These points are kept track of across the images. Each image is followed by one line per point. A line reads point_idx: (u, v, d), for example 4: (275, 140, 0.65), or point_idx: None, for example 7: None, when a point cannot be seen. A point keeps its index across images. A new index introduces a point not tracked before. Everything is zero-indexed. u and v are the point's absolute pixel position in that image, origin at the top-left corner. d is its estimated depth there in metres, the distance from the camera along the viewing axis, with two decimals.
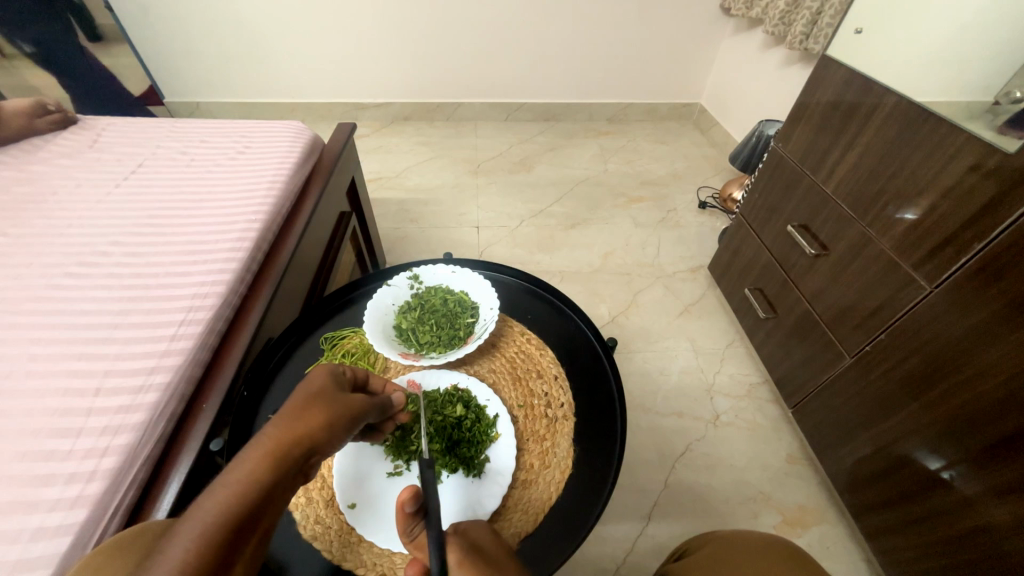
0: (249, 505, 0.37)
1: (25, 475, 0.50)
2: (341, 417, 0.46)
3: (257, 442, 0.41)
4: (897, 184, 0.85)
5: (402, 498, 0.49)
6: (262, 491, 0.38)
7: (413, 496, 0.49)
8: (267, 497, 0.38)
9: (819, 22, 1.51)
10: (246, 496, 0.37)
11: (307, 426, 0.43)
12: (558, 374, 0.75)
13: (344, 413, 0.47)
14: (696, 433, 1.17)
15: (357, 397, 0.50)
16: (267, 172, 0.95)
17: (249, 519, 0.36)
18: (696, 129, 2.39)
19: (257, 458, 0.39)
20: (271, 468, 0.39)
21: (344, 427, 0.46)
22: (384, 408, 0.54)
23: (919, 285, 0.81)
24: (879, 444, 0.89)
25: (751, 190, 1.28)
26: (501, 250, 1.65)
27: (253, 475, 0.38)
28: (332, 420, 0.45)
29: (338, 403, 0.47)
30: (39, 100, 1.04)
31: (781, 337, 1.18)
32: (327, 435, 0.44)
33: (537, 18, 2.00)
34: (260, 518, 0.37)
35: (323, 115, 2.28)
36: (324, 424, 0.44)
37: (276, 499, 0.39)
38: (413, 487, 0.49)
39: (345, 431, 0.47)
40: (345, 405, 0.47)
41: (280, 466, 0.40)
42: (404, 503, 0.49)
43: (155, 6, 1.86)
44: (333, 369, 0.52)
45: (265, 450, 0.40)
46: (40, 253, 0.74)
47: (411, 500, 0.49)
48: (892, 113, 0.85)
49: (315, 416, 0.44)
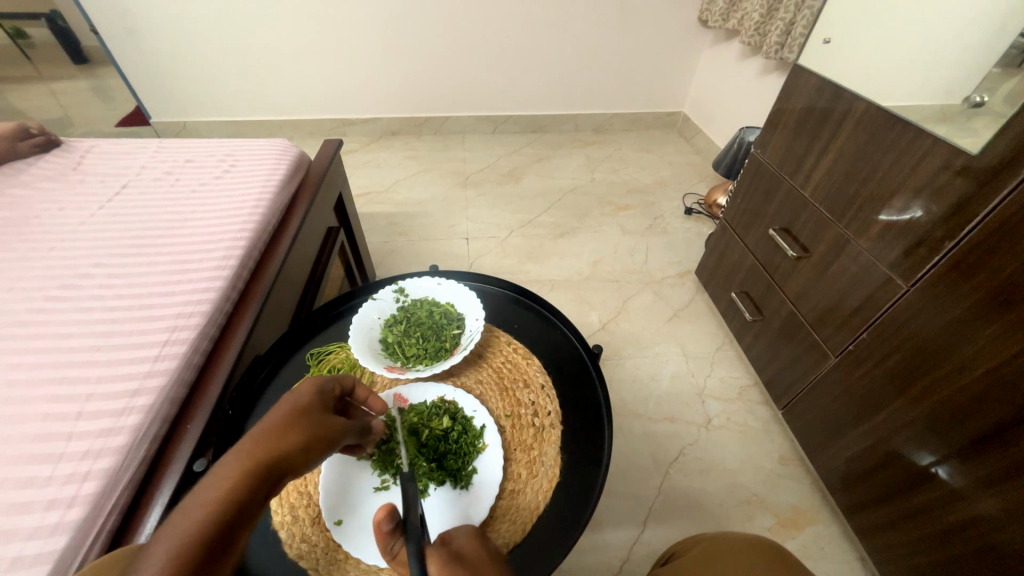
0: (222, 521, 0.37)
1: (2, 504, 0.49)
2: (319, 438, 0.47)
3: (237, 459, 0.41)
4: (871, 187, 0.87)
5: (379, 517, 0.48)
6: (235, 511, 0.38)
7: (388, 513, 0.48)
8: (240, 514, 0.38)
9: (792, 32, 1.55)
10: (219, 514, 0.37)
11: (287, 444, 0.44)
12: (544, 383, 0.75)
13: (321, 433, 0.47)
14: (689, 437, 1.18)
15: (337, 417, 0.50)
16: (252, 189, 0.95)
17: (222, 538, 0.36)
18: (680, 137, 2.44)
19: (229, 476, 0.39)
20: (246, 487, 0.39)
21: (321, 448, 0.47)
22: (365, 429, 0.55)
23: (896, 284, 0.83)
24: (869, 442, 0.90)
25: (733, 195, 1.30)
26: (490, 261, 1.66)
27: (228, 494, 0.38)
28: (309, 440, 0.46)
29: (320, 424, 0.48)
30: (21, 124, 1.04)
31: (769, 339, 1.19)
32: (302, 456, 0.44)
33: (520, 31, 2.04)
34: (233, 538, 0.37)
35: (310, 132, 2.29)
36: (301, 445, 0.45)
37: (249, 518, 0.39)
38: (389, 504, 0.48)
39: (322, 452, 0.47)
40: (326, 426, 0.48)
41: (254, 484, 0.40)
42: (380, 521, 0.48)
43: (139, 27, 1.88)
44: (318, 386, 0.52)
45: (243, 467, 0.40)
46: (22, 277, 0.73)
47: (388, 519, 0.48)
48: (862, 119, 0.88)
49: (295, 436, 0.45)
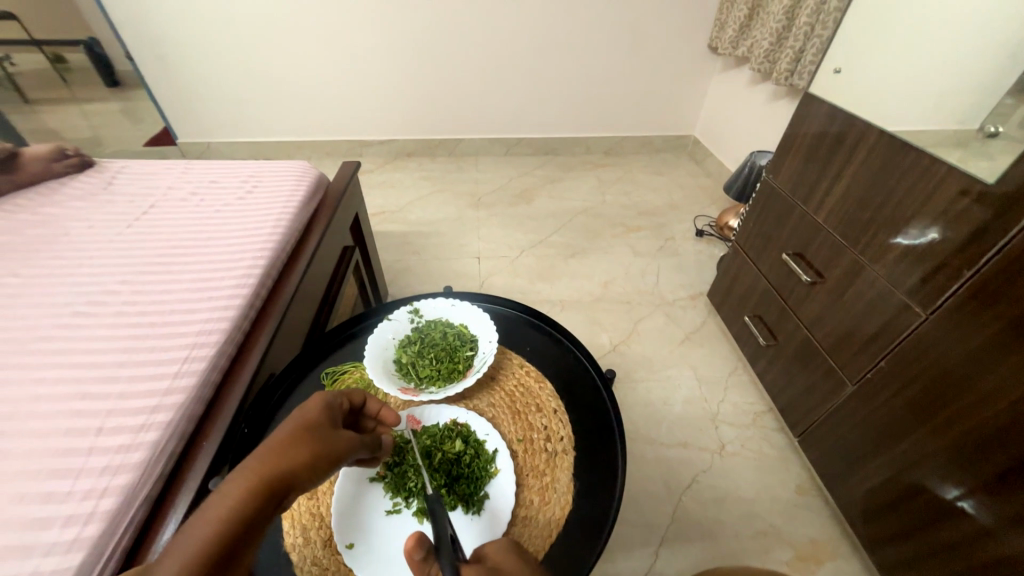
0: (224, 541, 0.37)
1: (22, 518, 0.50)
2: (327, 453, 0.46)
3: (244, 474, 0.41)
4: (885, 213, 0.87)
5: (408, 546, 0.44)
6: (237, 531, 0.38)
7: (418, 541, 0.44)
8: (241, 534, 0.38)
9: (802, 60, 1.58)
10: (221, 533, 0.37)
11: (293, 460, 0.43)
12: (557, 408, 0.74)
13: (330, 448, 0.47)
14: (702, 464, 1.15)
15: (348, 431, 0.50)
16: (272, 210, 0.98)
17: (223, 557, 0.37)
18: (691, 160, 2.46)
19: (234, 493, 0.39)
20: (250, 505, 0.39)
21: (328, 465, 0.46)
22: (375, 442, 0.55)
23: (914, 311, 0.81)
24: (890, 474, 0.87)
25: (745, 218, 1.31)
26: (501, 281, 1.67)
27: (230, 513, 0.38)
28: (317, 456, 0.45)
29: (329, 439, 0.47)
30: (58, 146, 1.09)
31: (783, 364, 1.17)
32: (309, 473, 0.44)
33: (533, 59, 2.10)
34: (233, 557, 0.37)
35: (328, 153, 2.36)
36: (309, 461, 0.44)
37: (251, 537, 0.39)
38: (417, 532, 0.45)
39: (330, 467, 0.47)
40: (335, 440, 0.48)
41: (258, 502, 0.40)
42: (411, 551, 0.44)
43: (171, 55, 1.98)
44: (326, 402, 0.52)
45: (249, 484, 0.40)
46: (52, 293, 0.76)
47: (417, 547, 0.44)
48: (874, 146, 0.88)
49: (304, 451, 0.45)
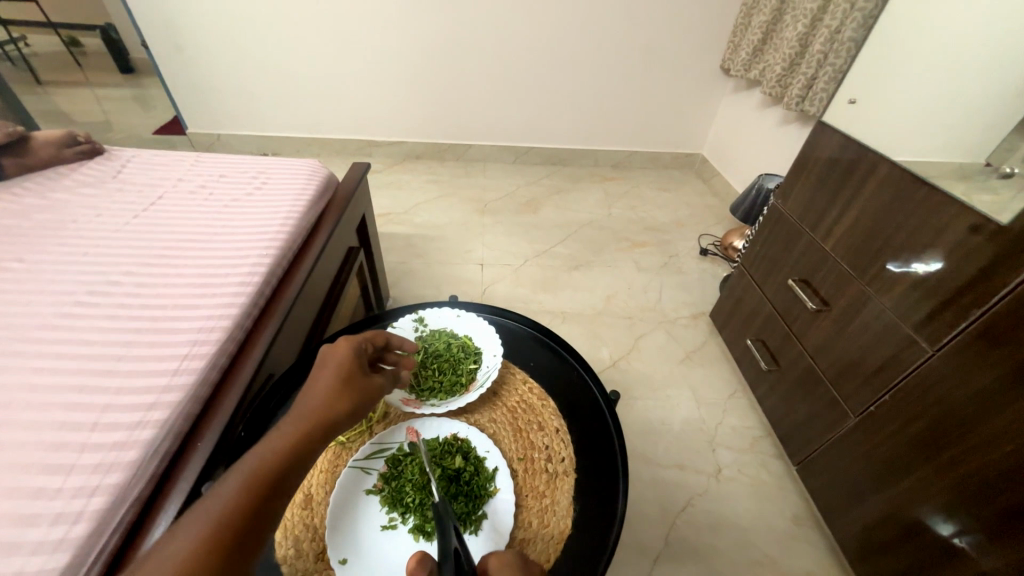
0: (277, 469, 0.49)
1: (9, 514, 0.49)
2: (346, 400, 0.56)
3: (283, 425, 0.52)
4: (895, 245, 0.87)
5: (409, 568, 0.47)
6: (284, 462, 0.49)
7: (419, 562, 0.47)
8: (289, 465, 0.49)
9: (813, 86, 1.58)
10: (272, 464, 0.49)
11: (318, 409, 0.54)
12: (559, 427, 0.74)
13: (348, 395, 0.57)
14: (698, 487, 1.14)
15: (363, 378, 0.59)
16: (281, 208, 0.97)
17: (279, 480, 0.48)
18: (698, 178, 2.47)
19: (281, 436, 0.51)
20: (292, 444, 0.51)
21: (349, 408, 0.56)
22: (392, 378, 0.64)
23: (920, 346, 0.81)
24: (890, 509, 0.87)
25: (752, 241, 1.30)
26: (504, 290, 1.67)
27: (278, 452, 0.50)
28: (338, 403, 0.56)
29: (347, 388, 0.57)
30: (70, 132, 1.09)
31: (785, 391, 1.16)
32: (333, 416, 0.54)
33: (546, 69, 2.11)
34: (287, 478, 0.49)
35: (337, 151, 2.36)
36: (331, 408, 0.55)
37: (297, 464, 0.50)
38: (418, 555, 0.48)
39: (352, 409, 0.56)
40: (352, 389, 0.58)
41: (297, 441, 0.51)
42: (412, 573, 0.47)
43: (187, 46, 1.98)
44: (353, 348, 0.61)
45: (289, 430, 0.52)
46: (54, 281, 0.75)
47: (419, 568, 0.47)
48: (887, 178, 0.88)
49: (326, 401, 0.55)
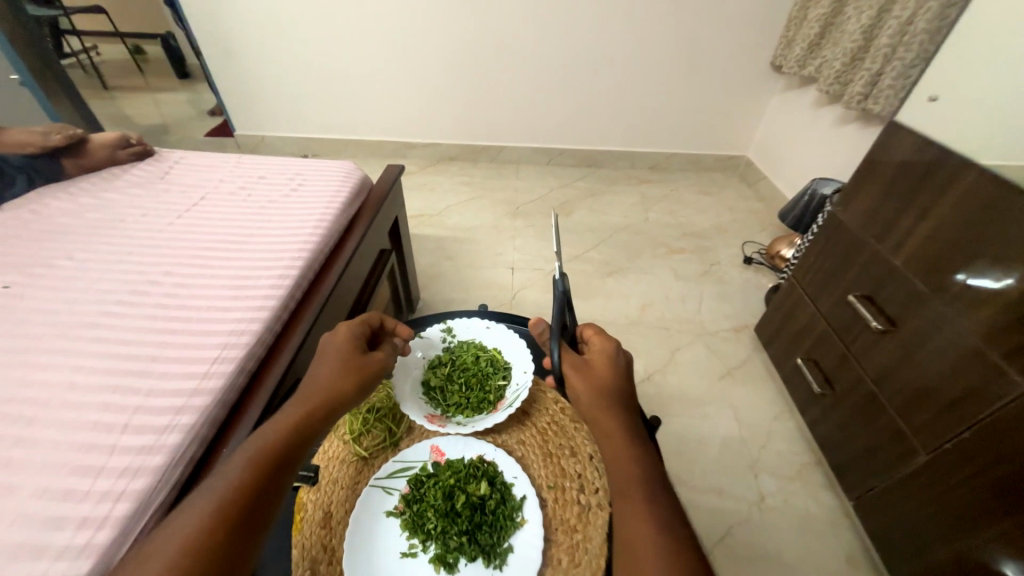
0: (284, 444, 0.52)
1: (41, 515, 0.49)
2: (350, 383, 0.60)
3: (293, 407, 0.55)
4: (983, 262, 0.76)
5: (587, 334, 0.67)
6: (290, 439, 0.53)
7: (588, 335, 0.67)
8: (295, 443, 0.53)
9: (878, 83, 1.45)
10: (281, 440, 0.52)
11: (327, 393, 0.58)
12: (593, 454, 0.68)
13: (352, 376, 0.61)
14: (738, 516, 1.06)
15: (366, 363, 0.63)
16: (315, 210, 0.97)
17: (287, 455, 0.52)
18: (742, 181, 2.33)
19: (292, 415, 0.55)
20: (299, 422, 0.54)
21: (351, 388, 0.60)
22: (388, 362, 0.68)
23: (1012, 380, 0.70)
24: (967, 561, 0.76)
25: (807, 252, 1.20)
26: (534, 295, 1.63)
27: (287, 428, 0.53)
28: (343, 385, 0.60)
29: (352, 370, 0.61)
30: (124, 135, 1.13)
31: (840, 417, 1.06)
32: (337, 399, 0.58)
33: (583, 69, 2.06)
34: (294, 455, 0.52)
35: (373, 152, 2.40)
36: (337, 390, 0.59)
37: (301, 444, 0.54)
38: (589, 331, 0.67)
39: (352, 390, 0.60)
40: (356, 370, 0.62)
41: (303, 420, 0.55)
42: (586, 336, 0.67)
43: (236, 51, 2.06)
44: (350, 334, 0.66)
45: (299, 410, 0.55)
46: (99, 279, 0.78)
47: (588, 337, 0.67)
48: (976, 185, 0.78)
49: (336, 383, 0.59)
